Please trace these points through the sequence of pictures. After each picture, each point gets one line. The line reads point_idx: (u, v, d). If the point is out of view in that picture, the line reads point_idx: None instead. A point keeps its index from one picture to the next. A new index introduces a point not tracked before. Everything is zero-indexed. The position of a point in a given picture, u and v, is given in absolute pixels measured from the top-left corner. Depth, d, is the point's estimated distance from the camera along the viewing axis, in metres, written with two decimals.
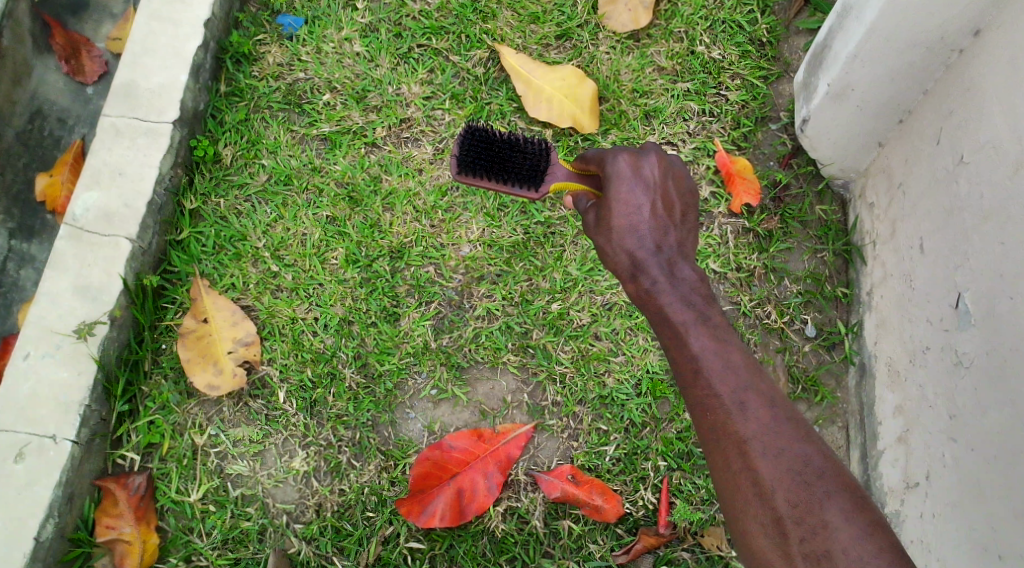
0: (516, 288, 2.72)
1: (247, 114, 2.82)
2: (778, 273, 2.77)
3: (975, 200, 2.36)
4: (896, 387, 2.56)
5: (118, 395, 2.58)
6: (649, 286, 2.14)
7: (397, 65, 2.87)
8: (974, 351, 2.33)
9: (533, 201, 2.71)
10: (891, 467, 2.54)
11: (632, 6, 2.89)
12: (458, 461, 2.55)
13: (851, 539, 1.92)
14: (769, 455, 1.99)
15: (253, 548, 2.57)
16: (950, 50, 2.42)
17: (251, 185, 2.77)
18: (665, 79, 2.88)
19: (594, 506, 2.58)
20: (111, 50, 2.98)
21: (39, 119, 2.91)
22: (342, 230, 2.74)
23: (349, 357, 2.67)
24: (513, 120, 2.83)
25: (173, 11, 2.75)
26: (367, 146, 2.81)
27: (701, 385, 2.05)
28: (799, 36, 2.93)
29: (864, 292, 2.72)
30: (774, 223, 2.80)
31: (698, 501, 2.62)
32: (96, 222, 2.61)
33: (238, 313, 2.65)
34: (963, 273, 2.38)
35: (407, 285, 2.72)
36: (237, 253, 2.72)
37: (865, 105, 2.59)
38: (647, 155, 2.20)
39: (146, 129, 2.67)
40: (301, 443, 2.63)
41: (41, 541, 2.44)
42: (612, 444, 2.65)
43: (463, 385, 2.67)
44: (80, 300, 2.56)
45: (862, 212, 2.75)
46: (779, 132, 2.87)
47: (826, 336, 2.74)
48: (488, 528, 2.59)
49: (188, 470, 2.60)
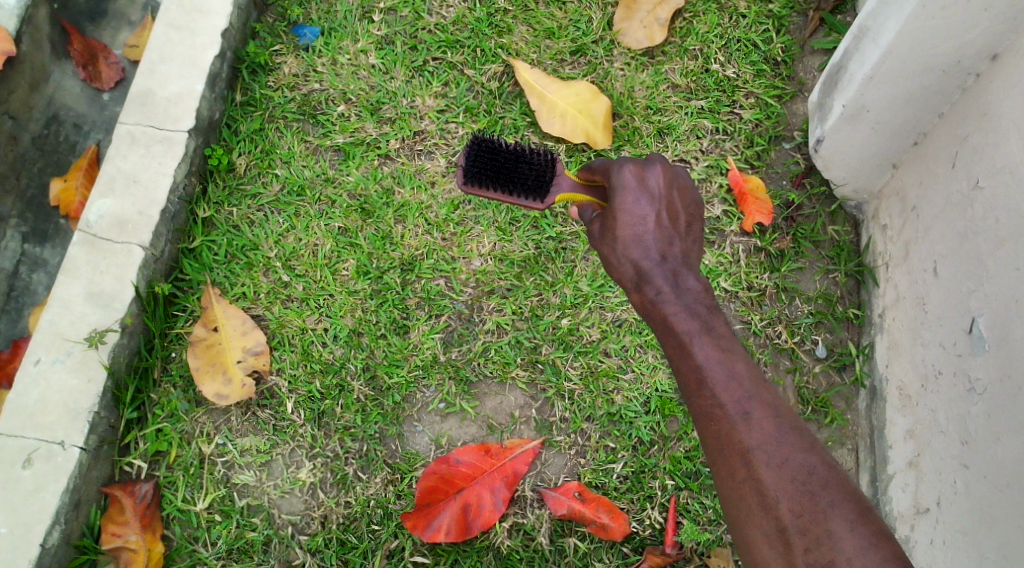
0: (526, 303, 2.72)
1: (262, 124, 2.82)
2: (789, 293, 2.76)
3: (990, 225, 2.35)
4: (907, 411, 2.55)
5: (127, 402, 2.58)
6: (654, 296, 2.13)
7: (412, 78, 2.87)
8: (988, 377, 2.32)
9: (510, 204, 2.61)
10: (901, 491, 2.52)
11: (648, 23, 2.89)
12: (465, 475, 2.54)
13: (855, 549, 1.91)
14: (774, 465, 1.98)
15: (258, 559, 2.56)
16: (968, 74, 2.42)
17: (264, 195, 2.78)
18: (680, 96, 2.88)
19: (600, 524, 2.57)
20: (128, 57, 2.99)
21: (55, 124, 2.92)
22: (353, 241, 2.75)
23: (358, 368, 2.67)
24: (526, 135, 2.83)
25: (192, 20, 2.76)
26: (380, 157, 2.82)
27: (706, 395, 2.04)
28: (813, 56, 2.93)
29: (876, 315, 2.71)
30: (786, 242, 2.79)
31: (705, 521, 2.61)
32: (109, 230, 2.61)
33: (248, 323, 2.65)
34: (977, 298, 2.37)
35: (417, 297, 2.72)
36: (248, 263, 2.73)
37: (879, 126, 2.59)
38: (652, 166, 2.18)
39: (162, 137, 2.68)
40: (308, 454, 2.63)
41: (47, 547, 2.45)
42: (620, 461, 2.64)
43: (472, 400, 2.67)
44: (92, 307, 2.57)
45: (875, 233, 2.75)
46: (792, 151, 2.86)
47: (836, 357, 2.73)
48: (493, 544, 2.59)
49: (195, 478, 2.60)
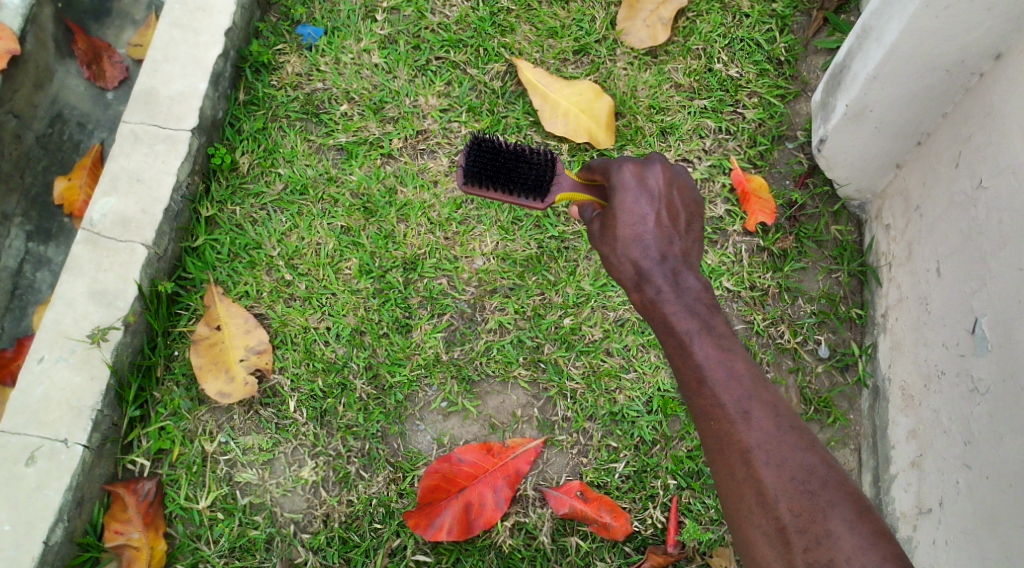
0: (528, 302, 2.72)
1: (265, 123, 2.83)
2: (791, 293, 2.76)
3: (994, 225, 2.35)
4: (910, 411, 2.55)
5: (130, 400, 2.59)
6: (653, 295, 2.13)
7: (414, 77, 2.88)
8: (991, 377, 2.31)
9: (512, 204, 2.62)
10: (904, 491, 2.52)
11: (651, 23, 2.89)
12: (467, 474, 2.55)
13: (854, 548, 1.91)
14: (773, 464, 1.98)
15: (260, 557, 2.57)
16: (971, 73, 2.42)
17: (267, 194, 2.79)
18: (682, 95, 2.88)
19: (602, 524, 2.57)
20: (132, 56, 3.00)
21: (60, 123, 2.93)
22: (356, 240, 2.75)
23: (360, 367, 2.67)
24: (529, 134, 2.83)
25: (195, 20, 2.77)
26: (383, 156, 2.82)
27: (706, 394, 2.04)
28: (817, 55, 2.93)
29: (879, 315, 2.71)
30: (789, 242, 2.79)
31: (707, 520, 2.61)
32: (112, 228, 2.62)
33: (251, 321, 2.66)
34: (980, 298, 2.37)
35: (419, 296, 2.72)
36: (251, 262, 2.73)
37: (882, 126, 2.59)
38: (652, 166, 2.19)
39: (165, 136, 2.68)
40: (311, 453, 2.64)
41: (50, 544, 2.45)
42: (622, 461, 2.64)
43: (474, 398, 2.67)
44: (95, 305, 2.57)
45: (878, 233, 2.74)
46: (795, 151, 2.86)
47: (839, 357, 2.73)
48: (495, 543, 2.59)
49: (198, 476, 2.61)
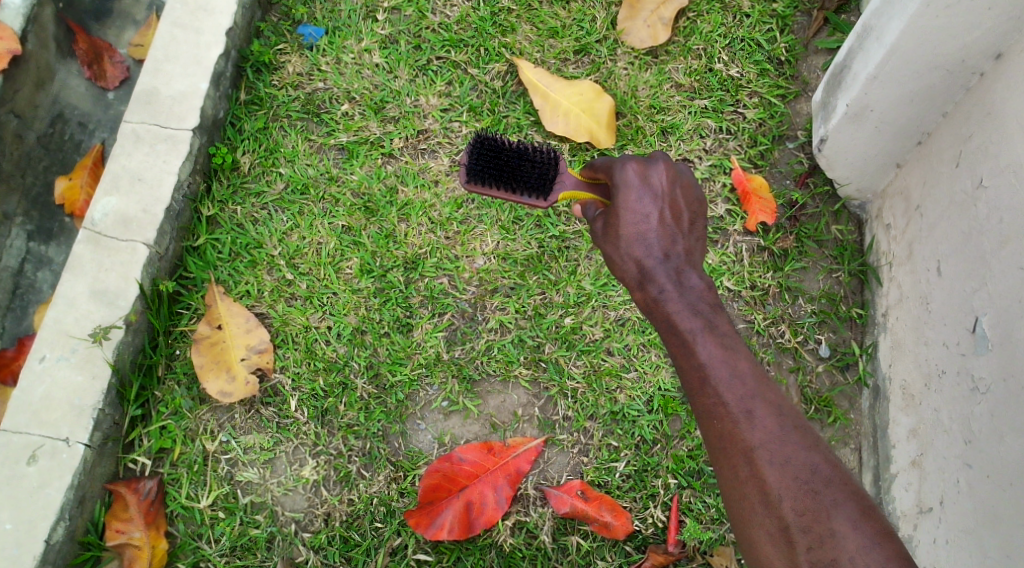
0: (529, 301, 2.73)
1: (266, 123, 2.83)
2: (792, 293, 2.76)
3: (994, 224, 2.35)
4: (910, 410, 2.55)
5: (131, 400, 2.59)
6: (657, 294, 2.13)
7: (415, 76, 2.88)
8: (991, 376, 2.32)
9: (515, 203, 2.62)
10: (904, 490, 2.52)
11: (652, 23, 2.89)
12: (468, 473, 2.55)
13: (858, 548, 1.91)
14: (776, 464, 1.98)
15: (261, 556, 2.57)
16: (972, 73, 2.42)
17: (268, 194, 2.79)
18: (683, 95, 2.88)
19: (603, 523, 2.57)
20: (133, 56, 3.01)
21: (61, 123, 2.93)
22: (357, 240, 2.75)
23: (361, 367, 2.68)
24: (530, 133, 2.84)
25: (197, 19, 2.77)
26: (384, 156, 2.82)
27: (709, 393, 2.05)
28: (817, 55, 2.93)
29: (880, 314, 2.71)
30: (789, 242, 2.79)
31: (708, 519, 2.61)
32: (113, 227, 2.62)
33: (252, 321, 2.66)
34: (981, 297, 2.37)
35: (420, 296, 2.72)
36: (251, 261, 2.74)
37: (883, 126, 2.59)
38: (655, 164, 2.20)
39: (167, 135, 2.69)
40: (312, 452, 2.64)
41: (51, 543, 2.46)
42: (623, 460, 2.64)
43: (475, 398, 2.68)
44: (97, 304, 2.57)
45: (878, 232, 2.75)
46: (796, 150, 2.86)
47: (840, 357, 2.73)
48: (496, 542, 2.59)
49: (199, 475, 2.61)
